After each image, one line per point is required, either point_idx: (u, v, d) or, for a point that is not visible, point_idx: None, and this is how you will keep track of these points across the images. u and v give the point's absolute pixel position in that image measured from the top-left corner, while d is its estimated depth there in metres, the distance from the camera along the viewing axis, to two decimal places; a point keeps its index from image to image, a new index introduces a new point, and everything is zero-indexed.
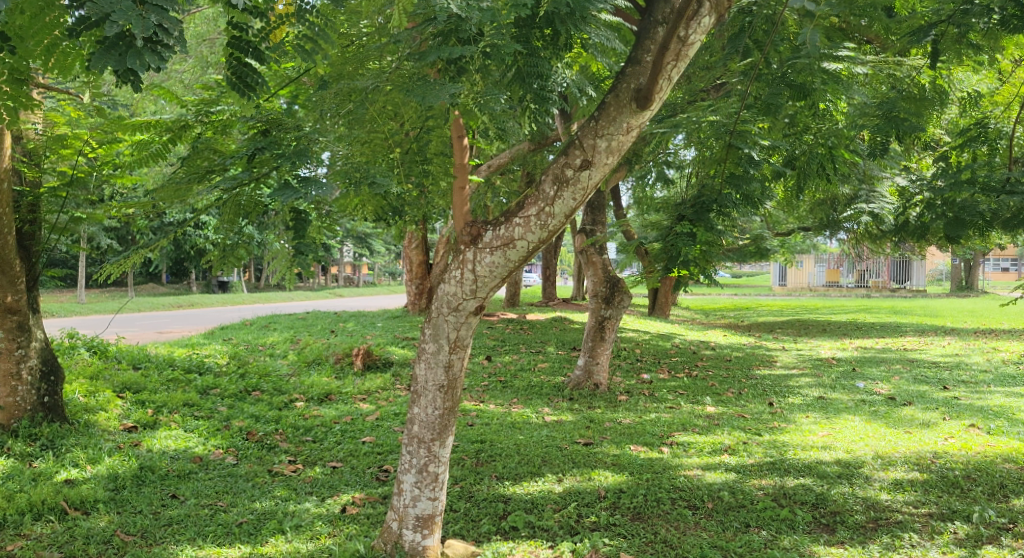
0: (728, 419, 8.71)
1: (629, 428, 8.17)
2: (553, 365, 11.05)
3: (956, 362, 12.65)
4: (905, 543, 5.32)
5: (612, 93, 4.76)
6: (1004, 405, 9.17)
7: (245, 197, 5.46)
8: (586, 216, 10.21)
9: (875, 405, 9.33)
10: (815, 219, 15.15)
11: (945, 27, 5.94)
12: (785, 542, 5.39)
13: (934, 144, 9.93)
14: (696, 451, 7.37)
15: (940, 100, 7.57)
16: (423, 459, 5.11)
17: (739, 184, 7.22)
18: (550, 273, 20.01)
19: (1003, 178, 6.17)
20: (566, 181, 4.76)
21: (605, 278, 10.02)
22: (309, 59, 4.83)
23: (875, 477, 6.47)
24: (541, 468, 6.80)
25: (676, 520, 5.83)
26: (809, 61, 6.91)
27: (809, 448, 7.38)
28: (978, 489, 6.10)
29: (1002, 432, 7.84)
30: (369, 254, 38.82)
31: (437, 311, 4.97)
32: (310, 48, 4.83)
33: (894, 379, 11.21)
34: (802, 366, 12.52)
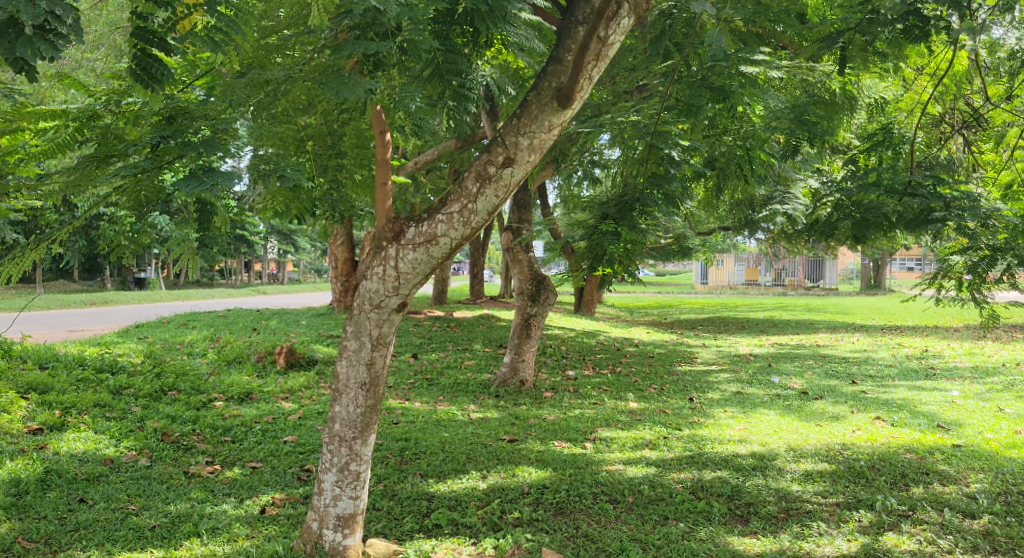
0: (649, 414, 8.89)
1: (554, 425, 8.26)
2: (479, 362, 11.08)
3: (864, 357, 13.18)
4: (814, 532, 5.51)
5: (534, 91, 4.80)
6: (908, 398, 9.61)
7: (146, 183, 5.17)
8: (512, 213, 10.28)
9: (789, 399, 9.66)
10: (734, 219, 15.59)
11: (852, 34, 6.16)
12: (701, 533, 5.53)
13: (845, 147, 10.33)
14: (618, 446, 7.50)
15: (850, 105, 7.88)
16: (344, 458, 5.07)
17: (660, 183, 7.22)
18: (478, 270, 20.03)
19: (906, 181, 6.46)
20: (488, 178, 4.78)
21: (531, 275, 10.08)
22: (218, 50, 4.65)
23: (787, 469, 6.70)
24: (465, 466, 6.82)
25: (598, 514, 5.92)
26: (726, 64, 7.08)
27: (726, 441, 7.59)
28: (882, 478, 6.37)
29: (906, 424, 8.22)
30: (294, 251, 38.12)
31: (360, 308, 4.94)
32: (219, 39, 4.67)
33: (807, 374, 11.62)
34: (721, 362, 12.87)
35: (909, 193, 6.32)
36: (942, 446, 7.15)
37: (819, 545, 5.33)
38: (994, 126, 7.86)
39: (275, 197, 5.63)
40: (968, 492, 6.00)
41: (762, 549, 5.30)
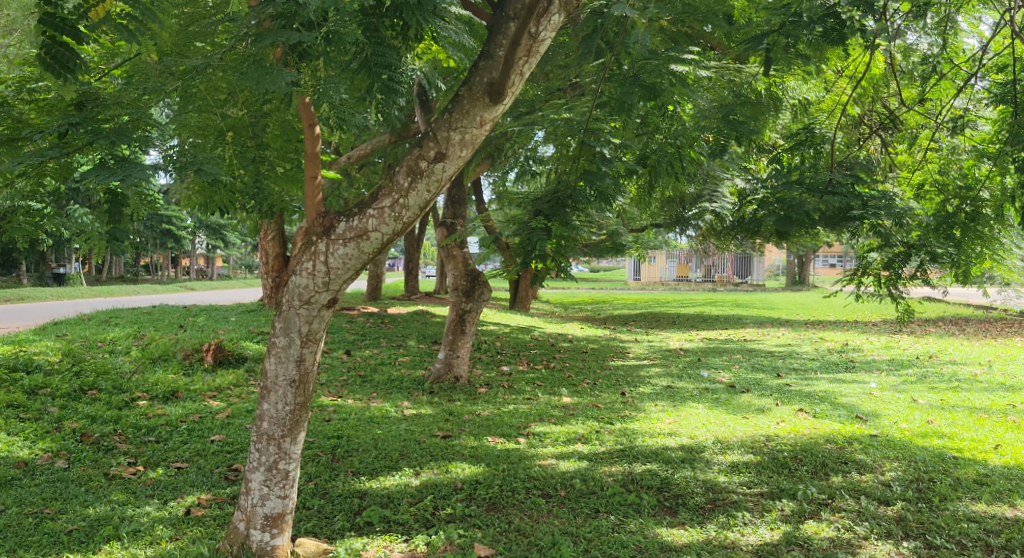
0: (582, 409, 8.98)
1: (488, 420, 8.28)
2: (413, 359, 11.02)
3: (789, 351, 13.57)
4: (739, 521, 5.65)
5: (466, 85, 4.79)
6: (829, 390, 9.94)
7: (52, 166, 4.99)
8: (447, 209, 10.25)
9: (717, 393, 9.88)
10: (666, 216, 15.86)
11: (777, 37, 6.33)
12: (631, 525, 5.61)
13: (771, 146, 10.62)
14: (551, 441, 7.57)
15: (775, 106, 8.08)
16: (273, 457, 4.99)
17: (592, 180, 7.28)
18: (413, 266, 19.90)
19: (826, 180, 6.70)
20: (419, 173, 4.76)
21: (465, 271, 10.07)
22: (134, 40, 4.49)
23: (714, 460, 6.86)
24: (398, 463, 6.79)
25: (530, 509, 5.95)
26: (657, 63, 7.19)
27: (656, 435, 7.73)
28: (803, 468, 6.57)
29: (827, 416, 8.49)
30: (223, 246, 37.24)
31: (288, 304, 4.86)
32: (135, 28, 4.53)
33: (735, 367, 11.92)
34: (652, 357, 13.08)
35: (829, 192, 6.53)
36: (861, 436, 7.41)
37: (744, 534, 5.47)
38: (908, 128, 8.09)
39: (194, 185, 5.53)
40: (883, 480, 6.23)
41: (689, 540, 5.40)
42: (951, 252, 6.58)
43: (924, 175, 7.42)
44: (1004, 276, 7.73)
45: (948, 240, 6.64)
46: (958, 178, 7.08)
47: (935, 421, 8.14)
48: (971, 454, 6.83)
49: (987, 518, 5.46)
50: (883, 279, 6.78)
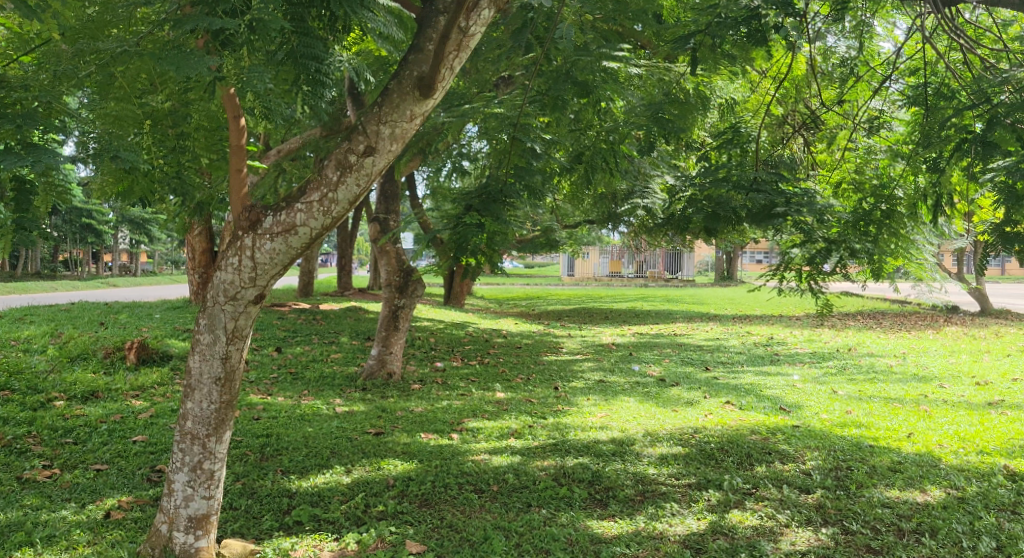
0: (515, 404, 9.02)
1: (421, 417, 8.24)
2: (346, 355, 10.89)
3: (717, 345, 13.87)
4: (667, 512, 5.76)
5: (395, 79, 4.76)
6: (755, 383, 10.20)
7: None
8: (379, 204, 10.16)
9: (648, 386, 10.04)
10: (598, 213, 16.04)
11: (704, 36, 6.49)
12: (562, 518, 5.66)
13: (699, 144, 10.82)
14: (485, 436, 7.58)
15: (703, 104, 8.23)
16: (197, 457, 4.88)
17: (522, 175, 7.44)
18: (346, 262, 19.66)
19: (751, 177, 6.96)
20: (349, 167, 4.70)
21: (398, 267, 9.99)
22: (33, 17, 4.28)
23: (645, 453, 6.97)
24: (329, 460, 6.71)
25: (463, 504, 5.95)
26: (589, 59, 7.25)
27: (588, 428, 7.81)
28: (729, 459, 6.73)
29: (753, 408, 8.71)
30: (148, 242, 36.16)
31: (213, 300, 4.76)
32: (33, 6, 4.30)
33: (665, 362, 12.13)
34: (585, 352, 13.21)
35: (754, 189, 6.81)
36: (784, 427, 7.63)
37: (672, 525, 5.57)
38: (826, 127, 8.35)
39: (108, 172, 5.40)
40: (804, 469, 6.43)
41: (619, 531, 5.47)
42: (869, 248, 6.82)
43: (842, 174, 7.68)
44: (918, 271, 8.05)
45: (865, 236, 6.88)
46: (875, 177, 7.34)
47: (855, 411, 8.43)
48: (887, 442, 7.09)
49: (900, 503, 5.67)
50: (805, 274, 7.03)
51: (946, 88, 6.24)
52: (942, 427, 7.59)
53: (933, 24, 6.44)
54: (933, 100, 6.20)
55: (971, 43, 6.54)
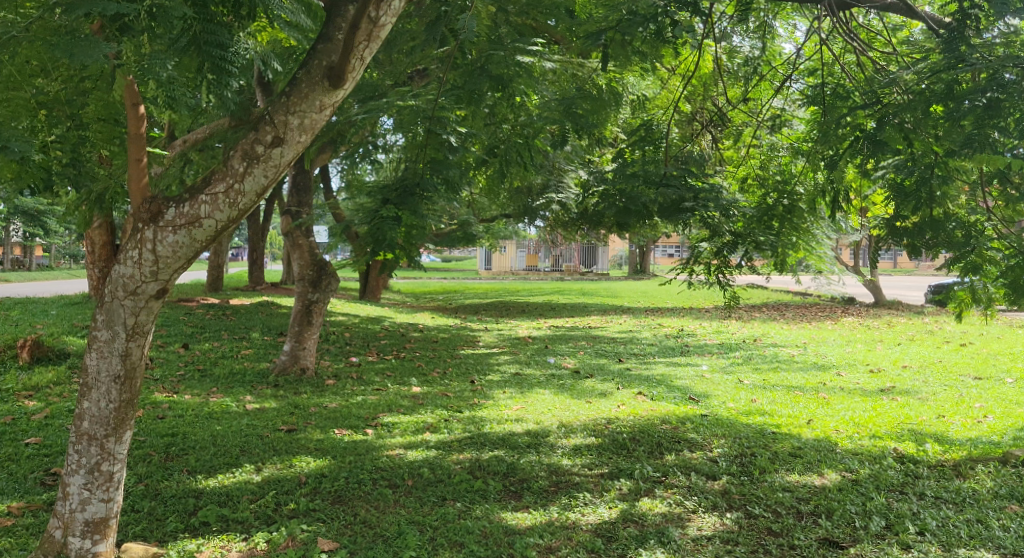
0: (431, 398, 8.99)
1: (334, 412, 8.13)
2: (257, 351, 10.65)
3: (630, 337, 14.15)
4: (580, 502, 5.84)
5: (303, 68, 4.66)
6: (666, 373, 10.47)
7: None
8: (291, 196, 9.96)
9: (563, 378, 10.17)
10: (514, 206, 16.13)
11: (614, 34, 6.59)
12: (477, 511, 5.67)
13: (612, 139, 11.00)
14: (400, 431, 7.53)
15: (616, 100, 8.40)
16: (95, 459, 4.69)
17: (439, 169, 7.41)
18: (257, 256, 19.22)
19: (661, 173, 7.07)
20: (256, 158, 4.59)
21: (311, 261, 9.82)
22: None
23: (559, 444, 7.05)
24: (238, 459, 6.55)
25: (377, 500, 5.89)
26: (503, 54, 7.25)
27: (503, 421, 7.86)
28: (641, 448, 6.87)
29: (663, 398, 8.92)
30: (45, 234, 34.46)
31: (111, 295, 4.58)
32: None
33: (580, 354, 12.30)
34: (501, 345, 13.27)
35: (663, 184, 6.91)
36: (693, 417, 7.83)
37: (584, 514, 5.65)
38: (732, 125, 8.62)
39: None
40: (711, 456, 6.63)
41: (533, 522, 5.52)
42: (772, 241, 7.07)
43: (747, 170, 7.95)
44: (817, 263, 8.41)
45: (769, 230, 7.12)
46: (777, 173, 7.61)
47: (759, 400, 8.73)
48: (789, 429, 7.37)
49: (799, 487, 5.90)
50: (713, 268, 7.19)
51: (841, 89, 6.51)
52: (839, 413, 7.94)
53: (829, 27, 6.75)
54: (829, 101, 6.45)
55: (864, 46, 6.92)
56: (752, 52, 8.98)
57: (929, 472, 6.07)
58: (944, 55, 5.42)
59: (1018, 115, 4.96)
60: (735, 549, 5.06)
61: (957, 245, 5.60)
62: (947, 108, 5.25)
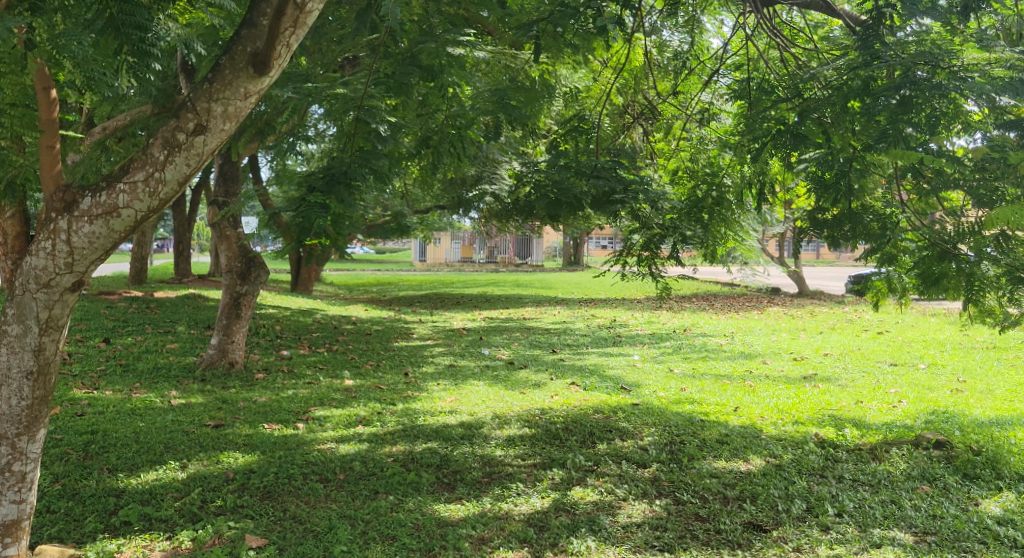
0: (364, 390, 8.91)
1: (264, 407, 7.98)
2: (183, 345, 10.37)
3: (563, 328, 14.25)
4: (513, 492, 5.87)
5: (226, 54, 4.53)
6: (598, 363, 10.59)
7: None
8: (218, 186, 9.73)
9: (497, 370, 10.19)
10: (449, 197, 16.07)
11: (545, 25, 6.61)
12: (409, 504, 5.63)
13: (546, 131, 11.05)
14: (331, 425, 7.43)
15: (548, 91, 8.46)
16: (6, 458, 4.50)
17: (369, 159, 7.33)
18: (184, 248, 18.72)
19: (592, 165, 7.18)
20: (177, 146, 4.45)
21: (239, 253, 9.60)
22: None
23: (492, 435, 7.06)
24: (162, 456, 6.38)
25: (307, 495, 5.81)
26: (436, 44, 7.19)
27: (437, 413, 7.83)
28: (573, 438, 6.93)
29: (596, 388, 9.02)
30: None
31: (23, 289, 4.39)
32: None
33: (514, 345, 12.34)
34: (435, 337, 13.23)
35: (593, 175, 7.04)
36: (624, 406, 7.94)
37: (517, 504, 5.67)
38: (663, 118, 8.77)
39: None
40: (642, 444, 6.73)
41: (465, 514, 5.51)
42: (701, 233, 7.22)
43: (677, 162, 8.08)
44: (744, 254, 8.62)
45: (697, 221, 7.25)
46: (705, 166, 7.76)
47: (689, 388, 8.89)
48: (716, 416, 7.52)
49: (726, 473, 6.04)
50: (645, 259, 7.45)
51: (767, 83, 6.66)
52: (764, 401, 8.14)
53: (754, 23, 6.96)
54: (755, 94, 6.58)
55: (788, 42, 7.19)
56: (682, 47, 9.15)
57: (848, 456, 6.27)
58: (861, 51, 5.59)
59: (929, 111, 5.10)
60: (663, 535, 5.14)
61: (874, 237, 5.73)
62: (863, 103, 5.40)
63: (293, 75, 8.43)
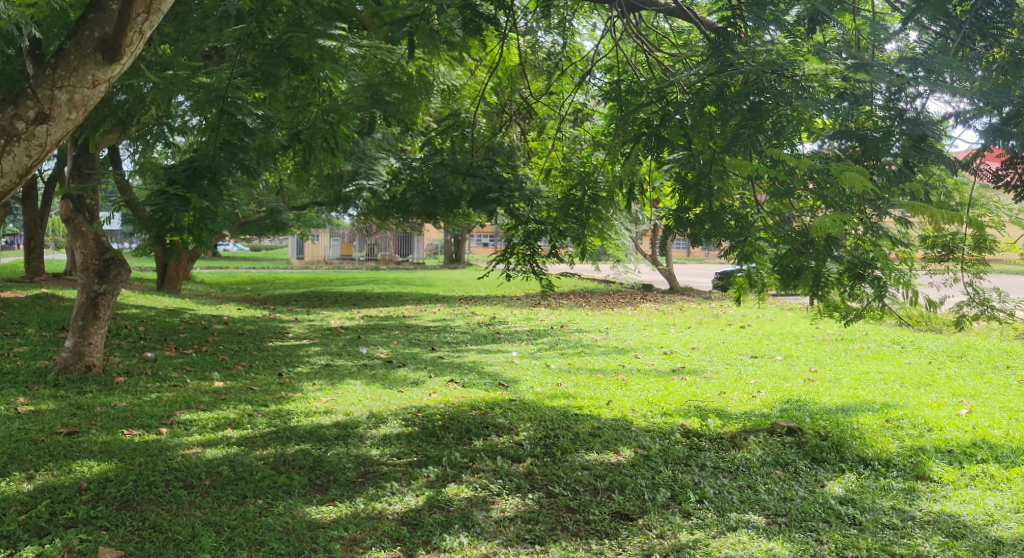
0: (234, 392, 8.61)
1: (123, 412, 7.57)
2: (34, 348, 9.71)
3: (443, 326, 14.23)
4: (387, 491, 5.80)
5: (71, 39, 4.36)
6: (477, 360, 10.62)
7: None
8: (73, 178, 9.15)
9: (375, 369, 10.05)
10: (326, 193, 15.74)
11: (419, 21, 6.50)
12: (279, 507, 5.48)
13: (423, 128, 11.01)
14: (198, 429, 7.13)
15: (426, 89, 8.42)
16: None
17: (235, 153, 7.08)
18: (36, 245, 17.55)
19: (468, 163, 7.21)
20: (16, 136, 4.24)
21: (96, 249, 9.03)
22: None
23: (367, 435, 6.97)
24: (6, 468, 5.95)
25: (169, 502, 5.54)
26: (306, 36, 6.97)
27: (311, 414, 7.65)
28: (449, 435, 6.92)
29: (474, 385, 9.04)
30: None
31: None
32: None
33: (393, 343, 12.21)
34: (312, 336, 12.92)
35: (470, 173, 7.05)
36: (501, 402, 7.99)
37: (390, 503, 5.61)
38: (537, 117, 8.90)
39: None
40: (517, 439, 6.81)
41: (337, 515, 5.41)
42: (575, 231, 7.37)
43: (551, 162, 8.21)
44: (616, 252, 8.87)
45: (572, 218, 7.37)
46: (578, 165, 7.92)
47: (564, 384, 9.04)
48: (590, 410, 7.69)
49: (596, 465, 6.19)
50: (522, 256, 7.52)
51: (634, 84, 6.83)
52: (636, 394, 8.39)
53: (622, 28, 7.20)
54: (625, 96, 6.76)
55: (650, 46, 7.54)
56: (554, 47, 9.31)
57: (710, 445, 6.55)
58: (714, 59, 5.89)
59: (777, 116, 5.39)
60: (535, 528, 5.21)
61: (733, 236, 5.95)
62: (718, 109, 5.66)
63: (153, 63, 8.00)
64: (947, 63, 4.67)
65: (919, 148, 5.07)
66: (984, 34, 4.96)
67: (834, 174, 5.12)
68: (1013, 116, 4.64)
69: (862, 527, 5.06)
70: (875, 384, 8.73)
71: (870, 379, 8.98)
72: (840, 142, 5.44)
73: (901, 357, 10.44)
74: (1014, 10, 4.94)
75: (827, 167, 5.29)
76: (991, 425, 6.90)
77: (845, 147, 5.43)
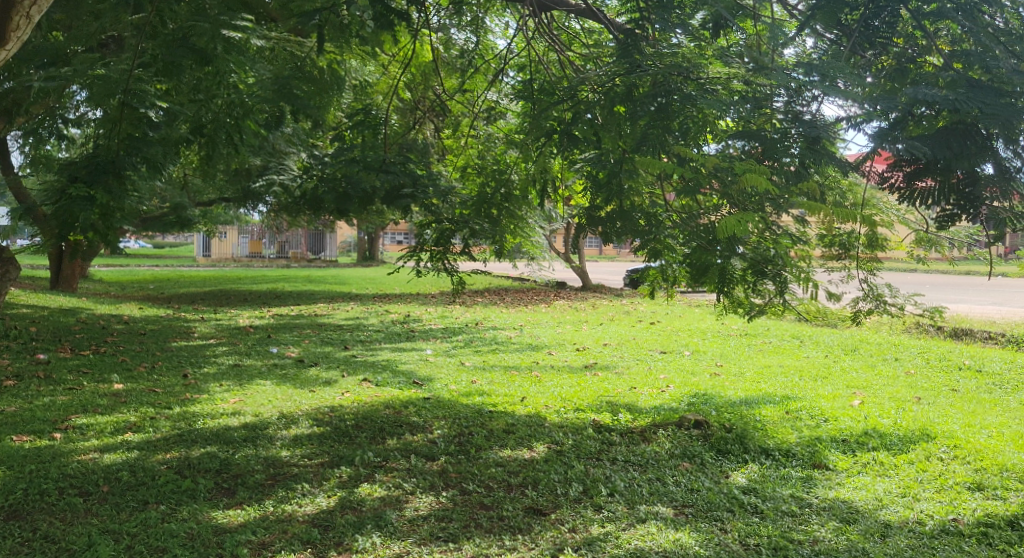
0: (136, 394, 8.30)
1: (14, 418, 7.20)
2: None
3: (356, 324, 14.06)
4: (297, 493, 5.70)
5: None
6: (390, 358, 10.53)
7: None
8: None
9: (285, 368, 9.85)
10: (235, 189, 15.34)
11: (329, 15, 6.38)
12: (183, 513, 5.31)
13: (334, 123, 10.84)
14: (95, 433, 6.85)
15: (337, 84, 8.27)
16: None
17: (137, 147, 6.82)
18: None
19: (379, 159, 7.13)
20: None
21: None
22: None
23: (277, 436, 6.82)
24: None
25: (63, 511, 5.31)
26: (209, 27, 6.76)
27: (218, 416, 7.44)
28: (362, 435, 6.83)
29: (387, 383, 8.97)
30: None
31: None
32: None
33: (304, 342, 12.00)
34: (219, 335, 12.57)
35: (382, 170, 6.97)
36: (415, 400, 7.95)
37: (301, 505, 5.52)
38: (451, 114, 8.89)
39: None
40: (431, 437, 6.79)
41: (245, 519, 5.28)
42: (488, 228, 7.38)
43: (465, 158, 8.20)
44: (529, 250, 9.06)
45: (485, 216, 7.38)
46: (492, 162, 7.93)
47: (479, 381, 9.05)
48: (503, 407, 7.72)
49: (510, 461, 6.23)
50: (437, 254, 7.48)
51: (546, 84, 6.89)
52: (549, 390, 8.47)
53: (534, 26, 7.26)
54: (537, 95, 6.82)
55: (562, 45, 7.65)
56: (467, 44, 9.31)
57: (621, 439, 6.67)
58: (623, 60, 5.99)
59: (683, 117, 5.54)
60: (448, 526, 5.20)
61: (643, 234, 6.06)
62: (627, 109, 5.79)
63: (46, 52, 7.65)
64: (840, 70, 4.79)
65: (814, 150, 5.02)
66: (873, 43, 5.20)
67: (738, 171, 5.25)
68: (898, 122, 4.40)
69: (763, 515, 5.24)
70: (777, 377, 9.07)
71: (772, 373, 9.33)
72: (743, 142, 5.34)
73: (800, 351, 10.89)
74: (900, 21, 5.10)
75: (731, 165, 5.42)
76: (881, 415, 7.26)
77: (748, 148, 5.36)
